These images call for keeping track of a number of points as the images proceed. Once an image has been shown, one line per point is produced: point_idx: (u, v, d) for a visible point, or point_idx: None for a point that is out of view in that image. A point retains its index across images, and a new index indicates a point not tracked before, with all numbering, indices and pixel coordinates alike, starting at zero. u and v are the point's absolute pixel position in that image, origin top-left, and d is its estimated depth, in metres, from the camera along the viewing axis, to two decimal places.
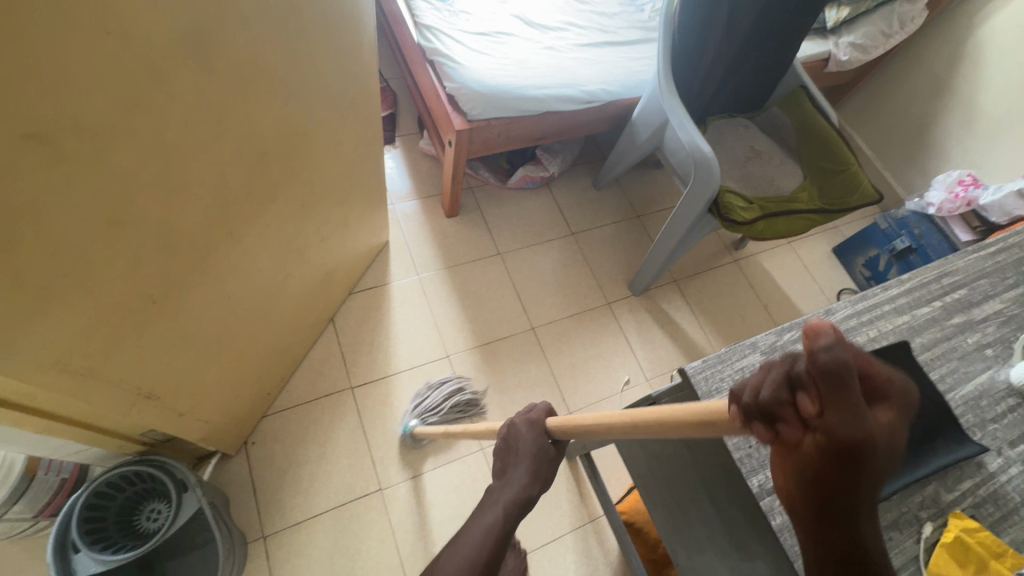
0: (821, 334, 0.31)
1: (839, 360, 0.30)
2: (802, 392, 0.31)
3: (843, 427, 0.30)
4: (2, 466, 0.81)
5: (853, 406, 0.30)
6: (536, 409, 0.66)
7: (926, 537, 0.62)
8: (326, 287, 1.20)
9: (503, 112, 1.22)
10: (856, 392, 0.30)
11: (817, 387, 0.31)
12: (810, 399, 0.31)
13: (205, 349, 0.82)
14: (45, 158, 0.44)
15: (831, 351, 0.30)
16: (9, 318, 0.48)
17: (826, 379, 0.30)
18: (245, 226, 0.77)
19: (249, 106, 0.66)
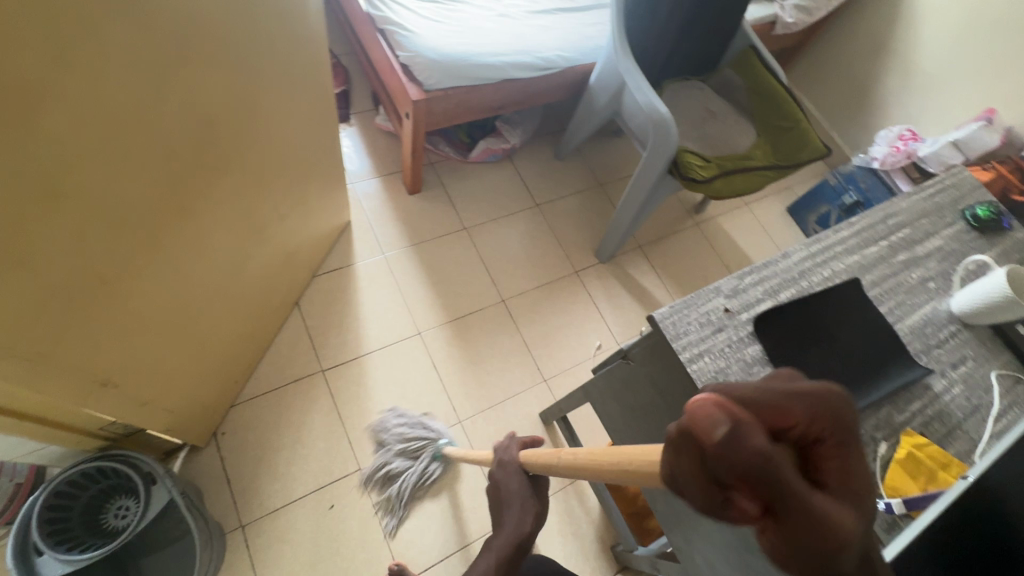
0: (716, 422, 0.25)
1: (751, 449, 0.24)
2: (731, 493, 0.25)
3: (794, 522, 0.24)
4: None
5: (799, 502, 0.24)
6: (511, 447, 0.74)
7: (882, 454, 0.66)
8: (289, 269, 1.17)
9: (460, 81, 1.20)
10: (783, 483, 0.24)
11: (744, 487, 0.25)
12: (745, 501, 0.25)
13: (164, 333, 0.79)
14: None
15: (743, 441, 0.24)
16: None
17: (753, 475, 0.24)
18: (197, 201, 0.73)
19: (191, 69, 0.63)
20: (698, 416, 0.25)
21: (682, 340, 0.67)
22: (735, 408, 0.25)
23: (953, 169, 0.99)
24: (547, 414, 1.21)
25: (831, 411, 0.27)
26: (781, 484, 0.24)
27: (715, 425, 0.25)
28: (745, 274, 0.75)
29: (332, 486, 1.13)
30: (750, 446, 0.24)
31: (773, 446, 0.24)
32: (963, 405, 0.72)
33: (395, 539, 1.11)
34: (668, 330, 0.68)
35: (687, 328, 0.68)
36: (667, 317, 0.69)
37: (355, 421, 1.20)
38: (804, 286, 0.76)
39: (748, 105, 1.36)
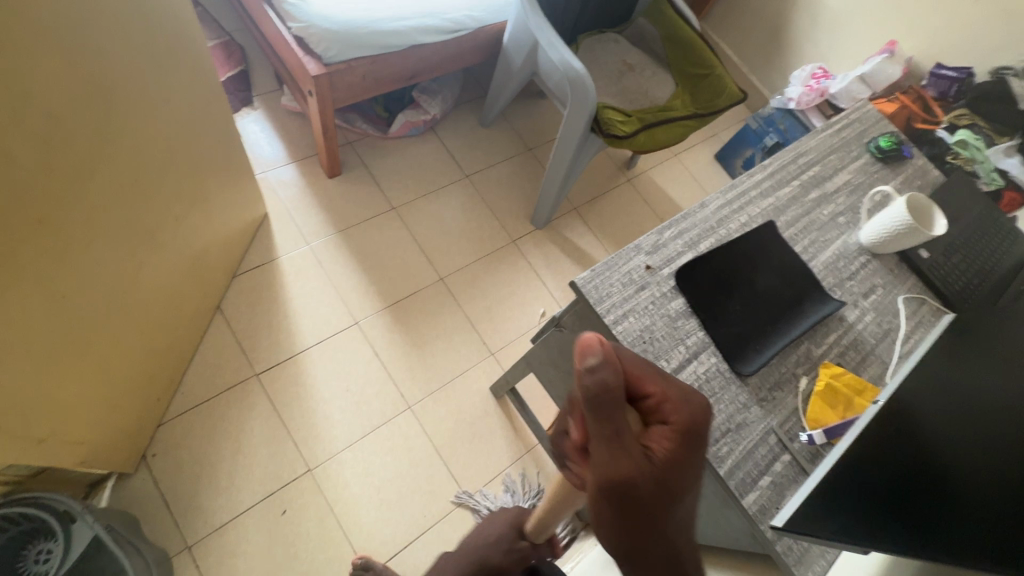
0: (590, 354, 0.38)
1: (600, 382, 0.37)
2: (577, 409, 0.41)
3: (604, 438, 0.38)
4: None
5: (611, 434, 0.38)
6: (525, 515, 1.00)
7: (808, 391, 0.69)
8: (200, 273, 1.08)
9: (363, 50, 1.12)
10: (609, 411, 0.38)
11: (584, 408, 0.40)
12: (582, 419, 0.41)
13: (49, 360, 0.71)
14: None
15: (596, 373, 0.37)
16: None
17: (599, 400, 0.38)
18: (59, 209, 0.65)
19: (14, 57, 0.53)
20: (579, 348, 0.39)
21: (606, 303, 0.67)
22: (612, 358, 0.39)
23: (858, 104, 1.02)
24: (497, 388, 1.21)
25: (685, 409, 0.42)
26: (607, 410, 0.38)
27: (590, 354, 0.38)
28: (665, 228, 0.74)
29: (281, 492, 1.09)
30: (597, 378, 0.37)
31: (618, 389, 0.38)
32: (874, 331, 0.76)
33: (354, 535, 1.09)
34: (591, 294, 0.67)
35: (610, 290, 0.67)
36: (589, 282, 0.68)
37: (298, 422, 1.15)
38: (723, 234, 0.76)
39: (664, 54, 1.35)
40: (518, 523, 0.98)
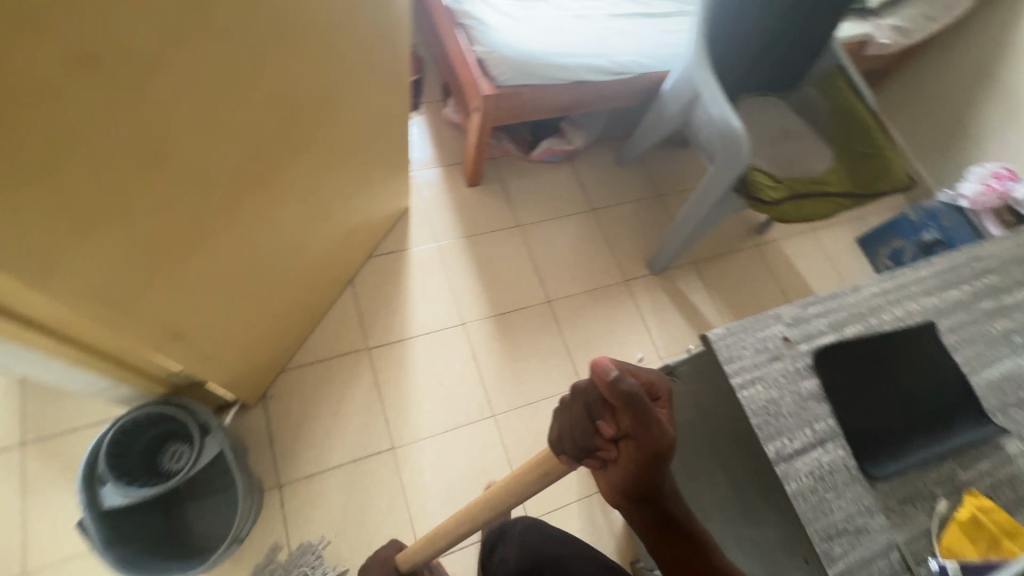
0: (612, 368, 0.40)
1: (630, 386, 0.40)
2: (602, 420, 0.42)
3: (642, 430, 0.41)
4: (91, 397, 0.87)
5: (652, 421, 0.41)
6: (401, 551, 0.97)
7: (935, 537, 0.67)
8: (347, 248, 1.22)
9: (533, 79, 1.21)
10: (647, 408, 0.40)
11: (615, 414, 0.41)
12: (608, 424, 0.42)
13: (230, 294, 0.83)
14: (95, 79, 0.45)
15: (625, 381, 0.40)
16: (54, 234, 0.49)
17: (635, 402, 0.40)
18: (275, 173, 0.77)
19: (286, 47, 0.65)
20: (601, 367, 0.40)
21: (735, 363, 0.66)
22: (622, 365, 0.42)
23: None
24: None
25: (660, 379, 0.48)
26: (642, 408, 0.40)
27: (611, 369, 0.40)
28: (810, 303, 0.72)
29: (365, 461, 1.17)
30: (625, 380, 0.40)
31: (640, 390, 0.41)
32: None
33: (419, 520, 1.14)
34: (721, 351, 0.66)
35: (742, 351, 0.66)
36: (721, 338, 0.67)
37: (393, 401, 1.24)
38: (873, 323, 0.72)
39: (829, 127, 1.30)
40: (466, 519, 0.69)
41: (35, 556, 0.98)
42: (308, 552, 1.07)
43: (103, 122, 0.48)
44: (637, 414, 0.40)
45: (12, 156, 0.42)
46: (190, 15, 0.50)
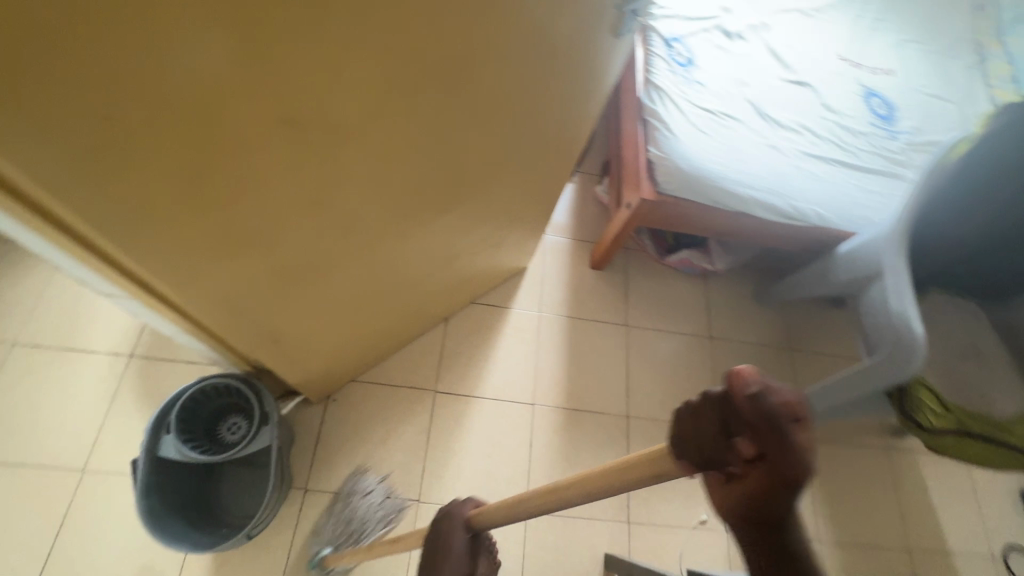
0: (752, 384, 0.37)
1: (773, 406, 0.36)
2: (740, 439, 0.38)
3: (775, 460, 0.37)
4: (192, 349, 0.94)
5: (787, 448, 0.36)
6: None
7: None
8: (454, 292, 1.22)
9: (699, 196, 1.14)
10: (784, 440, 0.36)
11: (749, 433, 0.37)
12: (746, 443, 0.38)
13: (334, 316, 0.86)
14: (292, 139, 0.47)
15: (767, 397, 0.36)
16: (204, 253, 0.52)
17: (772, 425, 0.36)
18: (415, 226, 0.79)
19: (472, 130, 0.65)
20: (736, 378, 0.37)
21: None
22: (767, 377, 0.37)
23: None
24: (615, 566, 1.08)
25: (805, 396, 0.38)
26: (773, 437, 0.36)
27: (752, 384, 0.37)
28: None
29: (388, 502, 1.15)
30: (781, 389, 0.37)
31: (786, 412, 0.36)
32: None
33: None
34: None
35: None
36: None
37: (436, 453, 1.21)
38: None
39: None
40: (463, 513, 0.74)
41: (97, 458, 1.09)
42: (303, 568, 1.07)
43: (284, 173, 0.49)
44: (769, 440, 0.36)
45: (193, 191, 0.44)
46: (397, 96, 0.51)
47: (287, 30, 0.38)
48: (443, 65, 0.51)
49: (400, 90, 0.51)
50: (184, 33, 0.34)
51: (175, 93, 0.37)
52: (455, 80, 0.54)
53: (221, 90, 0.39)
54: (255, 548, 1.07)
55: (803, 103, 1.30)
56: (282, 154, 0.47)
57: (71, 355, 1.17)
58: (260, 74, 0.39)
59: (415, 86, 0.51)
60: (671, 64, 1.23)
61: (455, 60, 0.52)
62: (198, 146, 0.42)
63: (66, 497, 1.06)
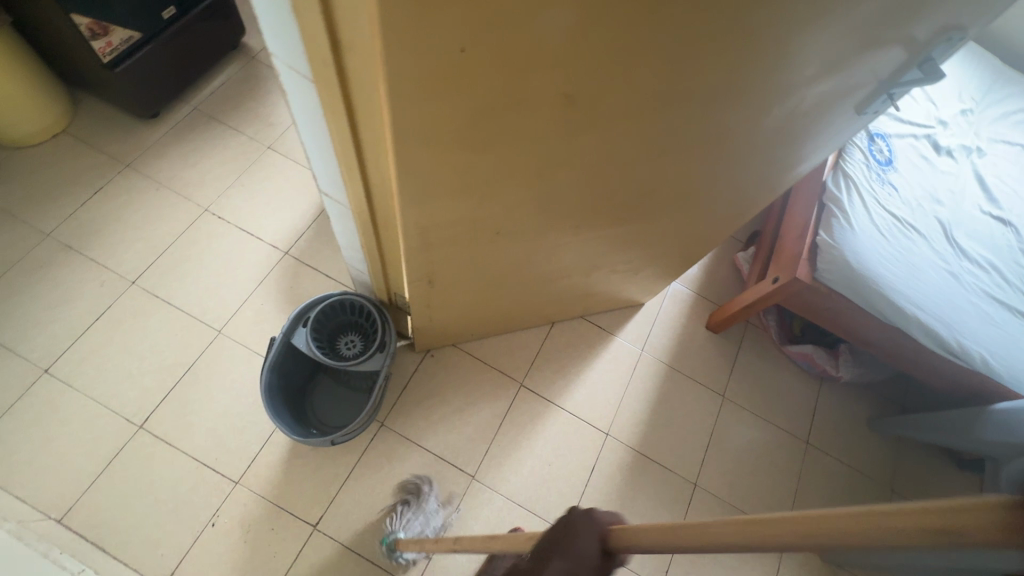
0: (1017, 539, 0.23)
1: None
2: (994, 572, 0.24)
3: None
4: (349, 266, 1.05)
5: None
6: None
7: None
8: (574, 301, 1.26)
9: (856, 297, 1.09)
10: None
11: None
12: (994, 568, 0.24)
13: (481, 280, 0.93)
14: (558, 114, 0.52)
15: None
16: (439, 188, 0.60)
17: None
18: (588, 225, 0.83)
19: (687, 154, 0.69)
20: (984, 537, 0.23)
21: None
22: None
23: None
24: None
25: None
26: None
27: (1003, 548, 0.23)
28: None
29: (445, 466, 1.20)
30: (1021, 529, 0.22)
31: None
32: None
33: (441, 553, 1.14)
34: None
35: None
36: None
37: (503, 441, 1.25)
38: None
39: None
40: None
41: (232, 327, 1.25)
42: (357, 491, 1.15)
43: (535, 141, 0.55)
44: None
45: (469, 134, 0.51)
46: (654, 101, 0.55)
47: (616, 23, 0.43)
48: (705, 86, 0.55)
49: (660, 98, 0.55)
50: (549, 5, 0.39)
51: (511, 52, 0.43)
52: (703, 103, 0.58)
53: (540, 59, 0.44)
54: (325, 456, 1.16)
55: (1002, 241, 1.20)
56: (545, 122, 0.53)
57: (243, 235, 1.35)
58: (577, 52, 0.45)
59: (672, 98, 0.55)
60: (869, 159, 1.19)
61: (715, 85, 0.56)
62: (495, 101, 0.48)
63: (199, 349, 1.22)
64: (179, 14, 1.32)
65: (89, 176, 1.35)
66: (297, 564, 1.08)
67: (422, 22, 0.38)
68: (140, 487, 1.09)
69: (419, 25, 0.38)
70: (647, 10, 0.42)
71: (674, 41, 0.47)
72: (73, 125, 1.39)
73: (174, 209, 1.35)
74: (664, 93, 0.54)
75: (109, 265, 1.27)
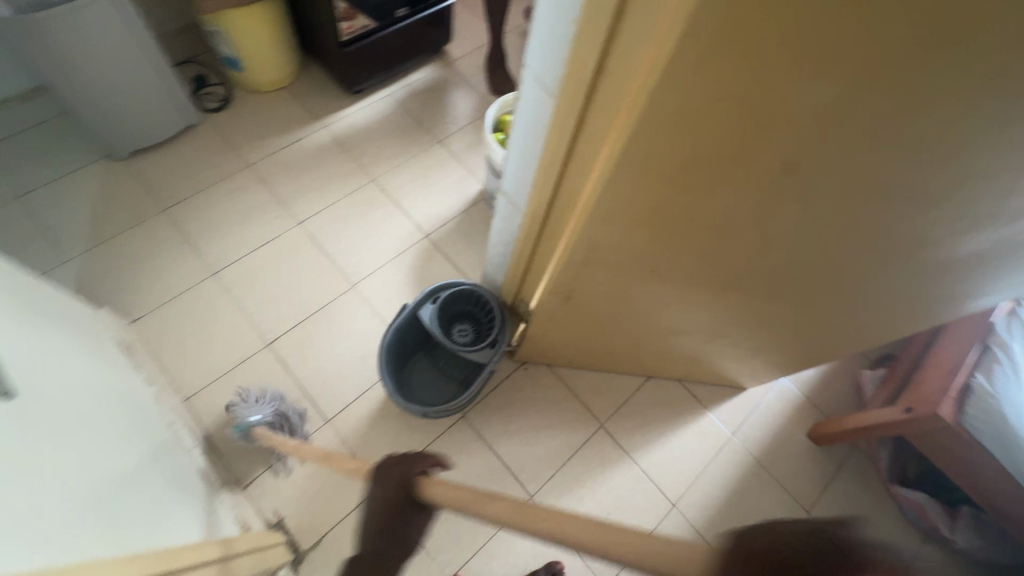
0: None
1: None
2: None
3: None
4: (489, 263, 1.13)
5: None
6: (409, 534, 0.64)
7: None
8: (680, 362, 1.24)
9: (1005, 456, 0.98)
10: None
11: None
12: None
13: (611, 312, 0.96)
14: (769, 179, 0.55)
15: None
16: (626, 213, 0.65)
17: None
18: (737, 292, 0.84)
19: (874, 251, 0.67)
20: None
21: None
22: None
23: None
24: None
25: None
26: None
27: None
28: None
29: (509, 477, 1.22)
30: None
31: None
32: None
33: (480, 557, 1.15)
34: None
35: None
36: None
37: (568, 473, 1.25)
38: None
39: None
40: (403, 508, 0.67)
41: (364, 285, 1.38)
42: None
43: (734, 196, 0.58)
44: None
45: (682, 173, 0.56)
46: (871, 194, 0.56)
47: (870, 111, 0.45)
48: (923, 190, 0.55)
49: (875, 191, 0.55)
50: (814, 80, 0.43)
51: (762, 112, 0.46)
52: (913, 205, 0.57)
53: (779, 125, 0.48)
54: (406, 426, 1.23)
55: None
56: (754, 181, 0.56)
57: (396, 210, 1.49)
58: (825, 129, 0.47)
59: (887, 193, 0.56)
60: None
61: (935, 192, 0.55)
62: (725, 150, 0.52)
63: (333, 294, 1.36)
64: (409, 15, 1.55)
65: (294, 127, 1.57)
66: (353, 513, 1.14)
67: (695, 69, 0.44)
68: None
69: (692, 70, 0.44)
70: (907, 107, 0.44)
71: (918, 142, 0.48)
72: (295, 84, 1.64)
73: (347, 172, 1.53)
74: (879, 188, 0.55)
75: (285, 202, 1.46)
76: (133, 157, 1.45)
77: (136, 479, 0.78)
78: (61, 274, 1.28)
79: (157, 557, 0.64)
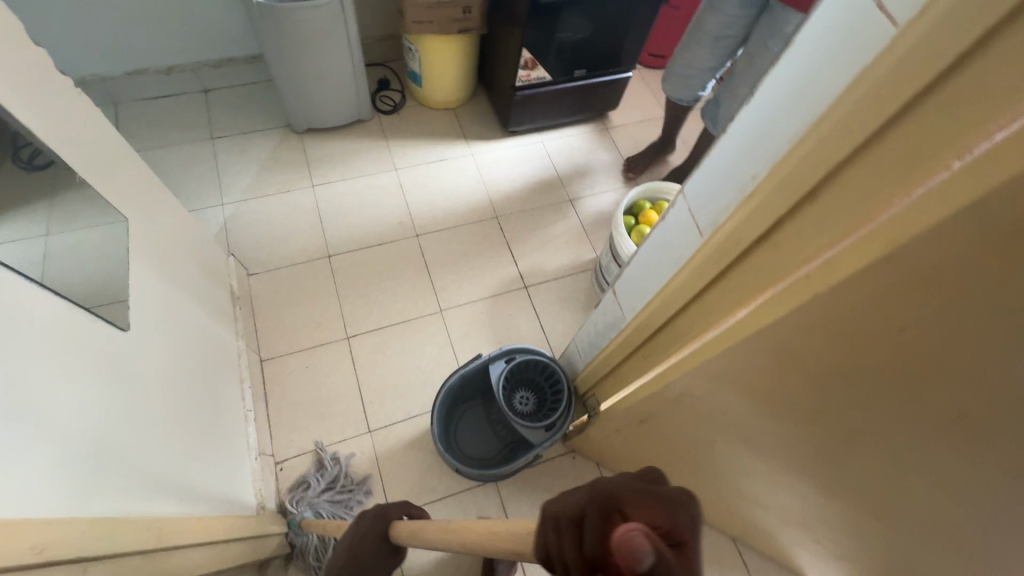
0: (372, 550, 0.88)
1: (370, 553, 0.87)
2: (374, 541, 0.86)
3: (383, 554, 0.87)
4: (575, 345, 1.09)
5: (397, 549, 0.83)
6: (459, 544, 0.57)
7: None
8: (743, 526, 1.08)
9: None
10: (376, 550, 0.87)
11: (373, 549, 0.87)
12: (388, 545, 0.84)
13: (686, 453, 0.86)
14: (929, 437, 0.41)
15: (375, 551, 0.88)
16: (738, 372, 0.56)
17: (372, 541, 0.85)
18: (846, 521, 0.66)
19: None
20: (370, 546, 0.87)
21: None
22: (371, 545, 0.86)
23: None
24: None
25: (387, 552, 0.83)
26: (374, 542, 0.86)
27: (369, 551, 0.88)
28: None
29: None
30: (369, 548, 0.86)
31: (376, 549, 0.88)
32: None
33: None
34: None
35: None
36: None
37: None
38: None
39: None
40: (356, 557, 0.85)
41: (451, 314, 1.39)
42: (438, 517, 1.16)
43: (872, 428, 0.45)
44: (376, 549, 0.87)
45: (815, 370, 0.46)
46: None
47: None
48: None
49: None
50: None
51: (933, 360, 0.35)
52: None
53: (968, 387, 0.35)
54: (438, 467, 1.21)
55: None
56: (907, 429, 0.42)
57: (506, 252, 1.50)
58: (957, 353, 0.34)
59: None
60: None
61: None
62: (847, 352, 0.41)
63: (420, 311, 1.39)
64: (585, 76, 1.59)
65: (445, 146, 1.66)
66: None
67: (878, 275, 0.35)
68: (316, 380, 1.27)
69: (873, 274, 0.36)
70: None
71: None
72: (461, 108, 1.74)
73: (476, 202, 1.57)
74: None
75: (411, 212, 1.53)
76: (306, 132, 1.62)
77: (184, 434, 0.83)
78: (214, 212, 1.45)
79: (169, 524, 0.66)
